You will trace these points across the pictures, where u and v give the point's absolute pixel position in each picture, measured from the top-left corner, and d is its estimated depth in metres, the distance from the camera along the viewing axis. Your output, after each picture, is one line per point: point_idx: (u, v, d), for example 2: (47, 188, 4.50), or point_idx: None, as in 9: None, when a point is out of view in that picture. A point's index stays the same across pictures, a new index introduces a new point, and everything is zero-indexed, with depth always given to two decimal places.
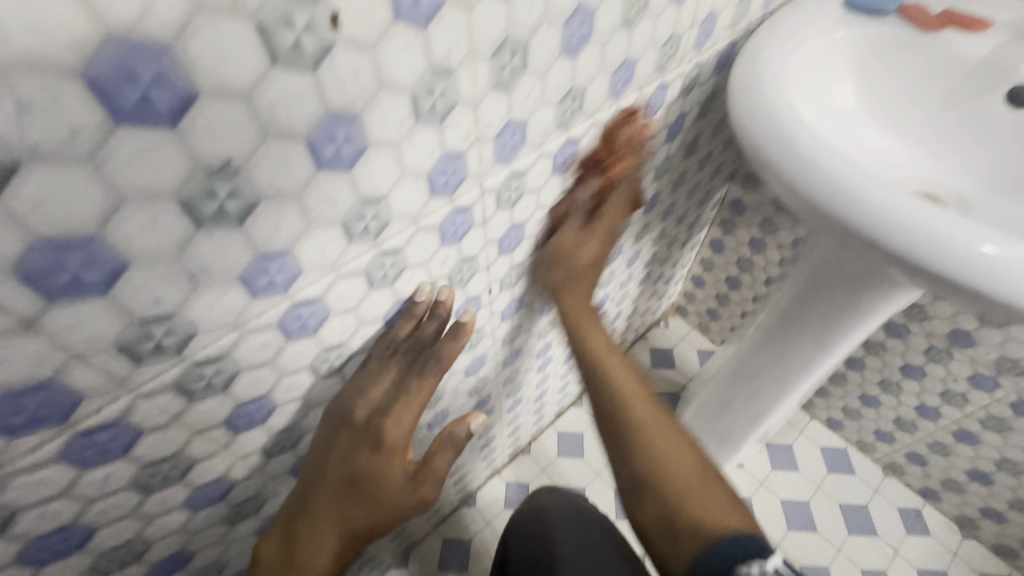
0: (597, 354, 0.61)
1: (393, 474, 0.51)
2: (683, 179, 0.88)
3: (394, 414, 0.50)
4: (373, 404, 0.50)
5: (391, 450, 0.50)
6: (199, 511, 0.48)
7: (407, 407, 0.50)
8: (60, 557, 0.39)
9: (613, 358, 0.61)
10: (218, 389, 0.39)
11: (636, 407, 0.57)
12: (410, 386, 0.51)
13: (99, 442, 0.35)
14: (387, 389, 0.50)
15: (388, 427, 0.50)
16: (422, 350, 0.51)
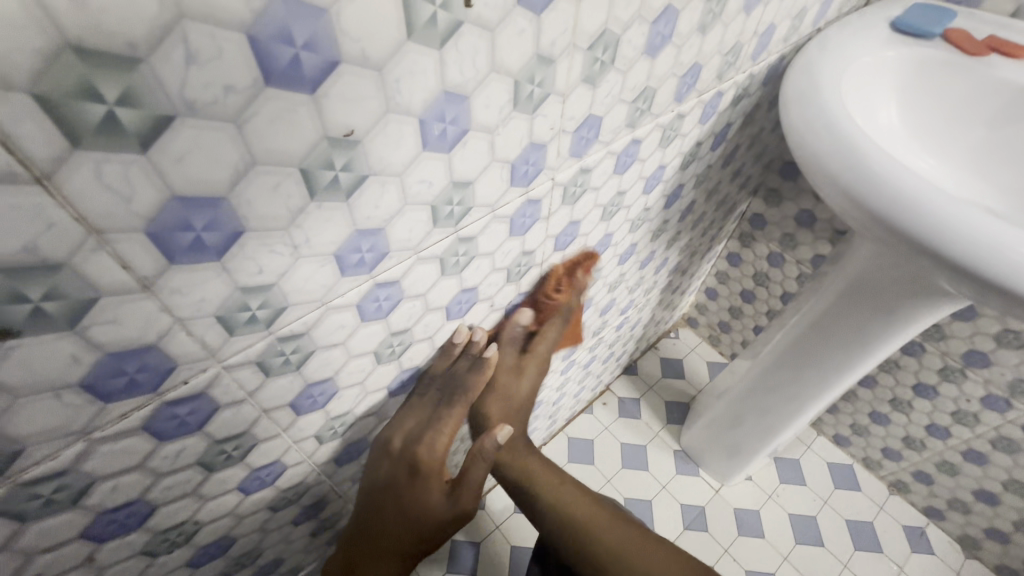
0: (550, 489, 0.64)
1: (433, 494, 0.57)
2: (717, 188, 0.90)
3: (428, 440, 0.54)
4: (410, 436, 0.54)
5: (426, 474, 0.55)
6: (250, 495, 0.47)
7: (440, 435, 0.54)
8: (122, 534, 0.38)
9: (557, 479, 0.65)
10: (293, 368, 0.39)
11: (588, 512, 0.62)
12: (443, 416, 0.54)
13: (180, 415, 0.34)
14: (425, 419, 0.54)
15: (423, 453, 0.54)
16: (453, 384, 0.55)
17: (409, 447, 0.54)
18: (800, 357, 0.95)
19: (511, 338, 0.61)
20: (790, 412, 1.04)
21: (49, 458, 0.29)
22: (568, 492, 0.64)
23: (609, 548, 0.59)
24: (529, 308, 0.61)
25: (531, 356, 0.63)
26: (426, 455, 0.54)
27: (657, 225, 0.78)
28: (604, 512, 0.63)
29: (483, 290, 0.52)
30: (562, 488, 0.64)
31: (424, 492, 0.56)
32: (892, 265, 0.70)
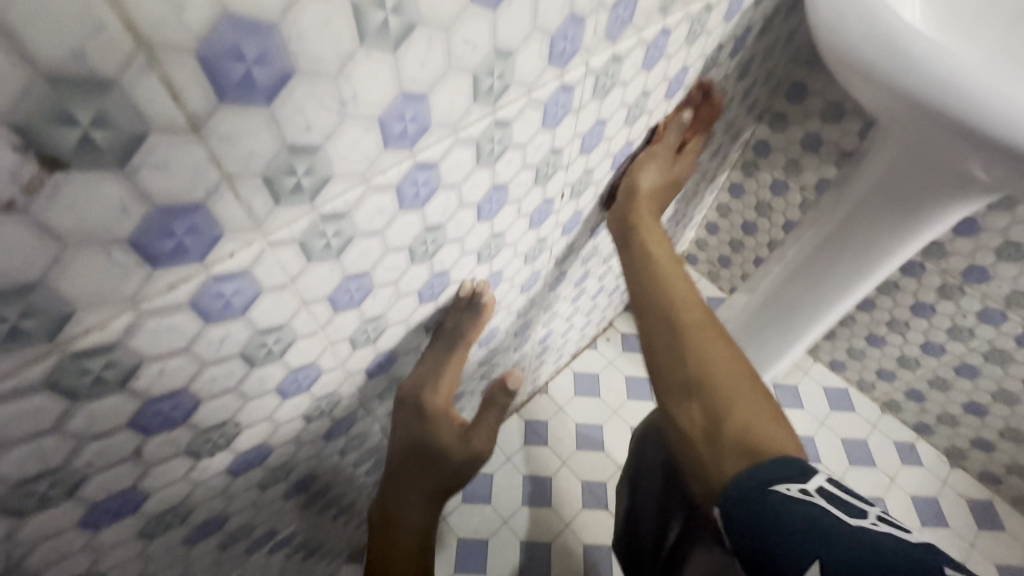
0: (678, 310, 0.55)
1: (446, 435, 0.60)
2: (728, 107, 0.88)
3: (431, 382, 0.59)
4: (417, 384, 0.59)
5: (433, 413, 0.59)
6: (287, 399, 0.46)
7: (442, 377, 0.58)
8: (167, 428, 0.37)
9: (695, 307, 0.55)
10: (334, 255, 0.37)
11: (707, 342, 0.52)
12: (443, 360, 0.59)
13: (226, 294, 0.32)
14: (428, 366, 0.59)
15: (429, 396, 0.59)
16: (453, 329, 0.58)
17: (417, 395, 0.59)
18: (806, 280, 0.96)
19: (664, 146, 0.68)
20: (790, 338, 1.07)
21: (99, 329, 0.28)
22: (697, 313, 0.54)
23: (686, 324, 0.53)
24: (676, 124, 0.68)
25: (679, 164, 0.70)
26: (432, 399, 0.59)
27: None
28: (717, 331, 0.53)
29: (513, 191, 0.50)
30: (701, 315, 0.54)
31: (439, 431, 0.60)
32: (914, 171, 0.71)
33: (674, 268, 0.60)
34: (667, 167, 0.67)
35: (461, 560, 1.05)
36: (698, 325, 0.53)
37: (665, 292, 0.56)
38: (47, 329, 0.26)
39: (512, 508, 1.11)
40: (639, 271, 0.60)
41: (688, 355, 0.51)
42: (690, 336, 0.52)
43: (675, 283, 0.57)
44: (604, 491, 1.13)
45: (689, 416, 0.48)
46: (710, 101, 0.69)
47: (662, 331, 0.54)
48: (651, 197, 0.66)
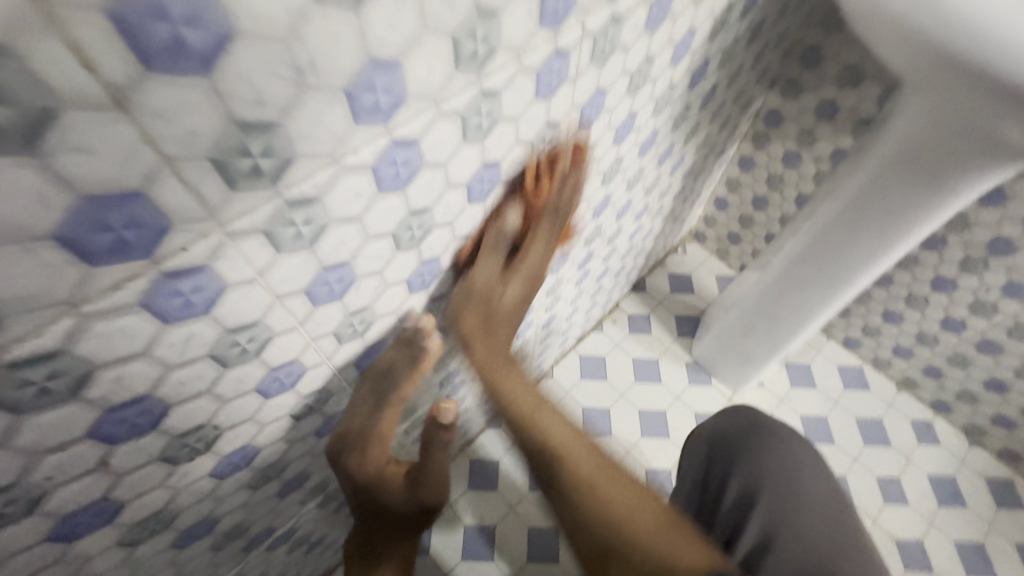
0: (565, 455, 0.50)
1: (397, 490, 0.56)
2: (738, 74, 0.82)
3: (358, 451, 0.52)
4: (348, 450, 0.53)
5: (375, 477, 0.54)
6: (270, 399, 0.44)
7: (368, 447, 0.52)
8: (136, 436, 0.34)
9: (571, 438, 0.52)
10: (307, 245, 0.34)
11: (616, 487, 0.49)
12: (375, 424, 0.52)
13: (184, 292, 0.29)
14: (355, 430, 0.52)
15: (365, 460, 0.53)
16: (386, 378, 0.50)
17: (351, 461, 0.53)
18: (824, 255, 0.91)
19: (498, 237, 0.50)
20: (806, 316, 1.02)
21: (35, 335, 0.25)
22: (576, 447, 0.51)
23: (581, 476, 0.49)
24: (514, 202, 0.50)
25: (522, 262, 0.52)
26: (370, 463, 0.53)
27: (679, 109, 0.71)
28: (612, 468, 0.51)
29: (506, 169, 0.46)
30: (578, 444, 0.51)
31: (387, 489, 0.56)
32: (944, 130, 0.65)
33: (535, 387, 0.54)
34: (528, 272, 0.52)
35: (468, 548, 1.04)
36: (585, 465, 0.50)
37: (550, 442, 0.51)
38: None
39: (519, 495, 1.10)
40: (518, 421, 0.52)
41: (586, 525, 0.48)
42: (570, 476, 0.49)
43: (550, 424, 0.52)
44: None
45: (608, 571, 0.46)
46: (564, 151, 0.51)
47: (548, 479, 0.51)
48: (504, 323, 0.53)
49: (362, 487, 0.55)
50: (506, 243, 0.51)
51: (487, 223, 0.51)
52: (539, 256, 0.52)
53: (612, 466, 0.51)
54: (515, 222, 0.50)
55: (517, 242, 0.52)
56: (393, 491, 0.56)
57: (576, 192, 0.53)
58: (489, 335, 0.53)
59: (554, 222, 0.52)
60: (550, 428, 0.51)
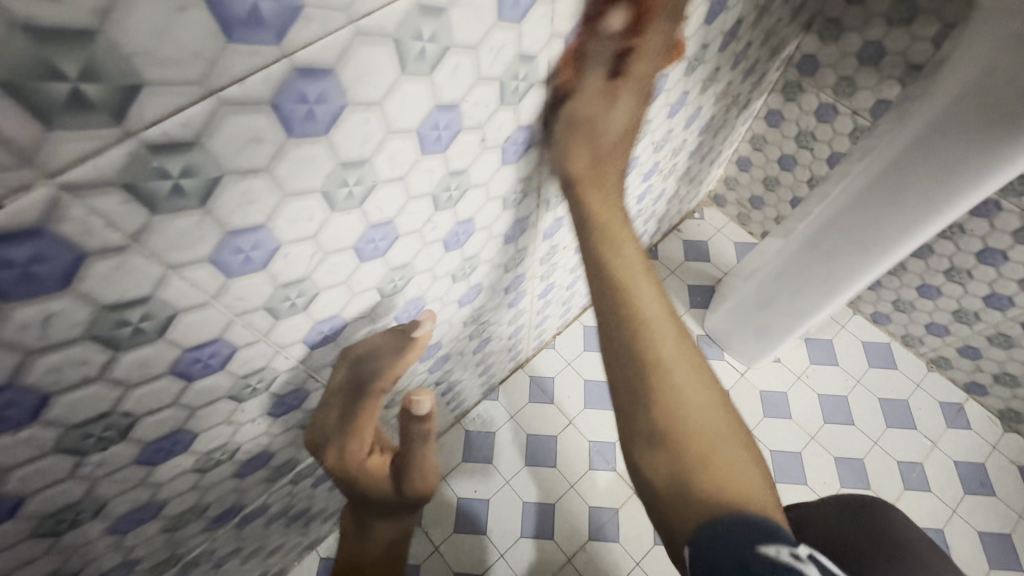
0: (658, 358, 0.43)
1: (378, 480, 0.57)
2: (767, 10, 0.71)
3: (337, 445, 0.54)
4: (327, 438, 0.55)
5: (355, 468, 0.56)
6: (195, 382, 0.38)
7: (346, 440, 0.54)
8: (11, 427, 0.30)
9: (667, 325, 0.44)
10: (196, 204, 0.27)
11: (700, 425, 0.42)
12: (354, 418, 0.54)
13: (20, 262, 0.24)
14: (335, 418, 0.54)
15: (345, 449, 0.55)
16: (362, 373, 0.52)
17: (331, 454, 0.55)
18: (858, 221, 0.81)
19: (595, 54, 0.43)
20: (833, 288, 0.92)
21: None
22: (673, 342, 0.44)
23: (661, 360, 0.43)
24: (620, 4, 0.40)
25: (631, 75, 0.43)
26: (351, 453, 0.55)
27: (694, 49, 0.61)
28: (710, 403, 0.43)
29: (470, 112, 0.38)
30: (677, 348, 0.44)
31: (369, 479, 0.57)
32: None
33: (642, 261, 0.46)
34: (598, 141, 0.45)
35: (460, 521, 1.02)
36: (671, 356, 0.43)
37: (636, 317, 0.43)
38: None
39: (515, 469, 1.06)
40: (607, 275, 0.45)
41: (655, 403, 0.42)
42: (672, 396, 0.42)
43: (645, 295, 0.44)
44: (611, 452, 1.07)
45: (654, 468, 0.42)
46: None
47: (629, 361, 0.43)
48: (608, 169, 0.46)
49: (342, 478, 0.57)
50: (609, 58, 0.43)
51: (576, 53, 0.43)
52: (643, 74, 0.44)
53: (701, 368, 0.44)
54: (619, 26, 0.41)
55: (621, 56, 0.43)
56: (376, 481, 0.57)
57: (678, 22, 0.44)
58: (596, 184, 0.47)
59: (656, 41, 0.43)
60: (645, 305, 0.44)
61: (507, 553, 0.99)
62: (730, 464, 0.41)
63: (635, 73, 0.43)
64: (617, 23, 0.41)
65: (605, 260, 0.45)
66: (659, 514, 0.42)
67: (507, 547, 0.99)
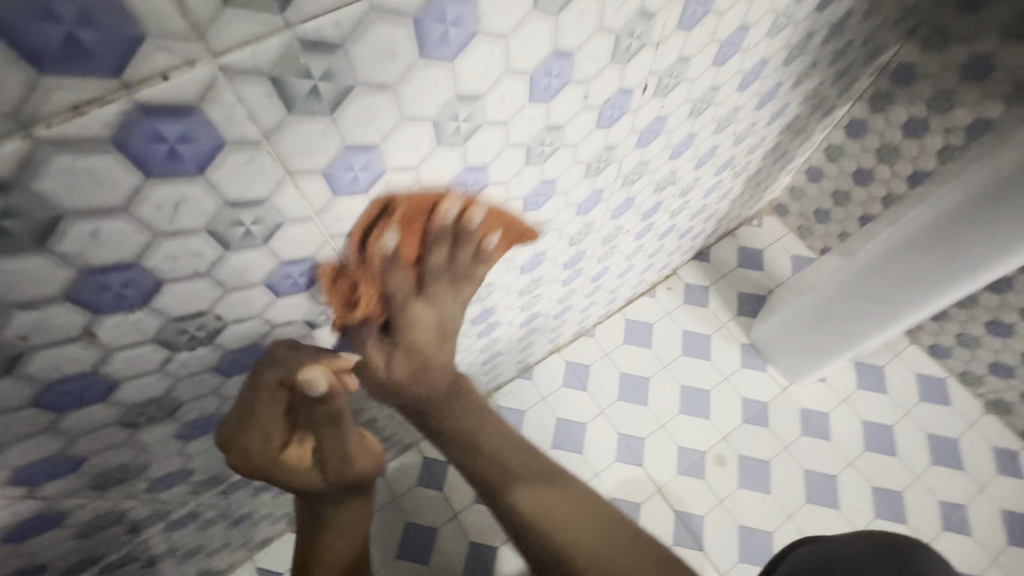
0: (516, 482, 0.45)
1: (307, 474, 0.44)
2: (878, 6, 0.67)
3: (241, 441, 0.43)
4: (230, 438, 0.43)
5: (272, 468, 0.43)
6: (282, 298, 0.39)
7: (249, 435, 0.42)
8: (124, 309, 0.31)
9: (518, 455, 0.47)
10: (326, 111, 0.28)
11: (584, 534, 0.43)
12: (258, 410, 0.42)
13: (170, 139, 0.24)
14: (237, 414, 0.43)
15: (251, 446, 0.42)
16: (270, 364, 0.42)
17: (235, 454, 0.43)
18: (926, 250, 0.78)
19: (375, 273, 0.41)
20: (894, 314, 0.89)
21: None
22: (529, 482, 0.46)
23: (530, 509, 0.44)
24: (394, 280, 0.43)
25: (424, 301, 0.45)
26: (259, 448, 0.42)
27: (799, 37, 0.59)
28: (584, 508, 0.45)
29: (581, 65, 0.38)
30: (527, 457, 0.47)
31: (293, 477, 0.43)
32: None
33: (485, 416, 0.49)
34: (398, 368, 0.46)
35: None
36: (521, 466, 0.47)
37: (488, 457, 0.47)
38: None
39: None
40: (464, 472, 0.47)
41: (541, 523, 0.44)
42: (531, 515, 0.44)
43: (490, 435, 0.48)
44: (640, 447, 1.06)
45: None
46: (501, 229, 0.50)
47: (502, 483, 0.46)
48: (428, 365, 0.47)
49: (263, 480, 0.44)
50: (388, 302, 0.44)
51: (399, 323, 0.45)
52: (439, 311, 0.46)
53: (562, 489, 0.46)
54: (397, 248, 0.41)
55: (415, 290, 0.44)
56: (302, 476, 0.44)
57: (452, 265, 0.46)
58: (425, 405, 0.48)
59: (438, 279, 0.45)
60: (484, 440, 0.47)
61: None
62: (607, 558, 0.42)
63: (403, 326, 0.45)
64: (391, 243, 0.40)
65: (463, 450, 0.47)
66: None
67: None
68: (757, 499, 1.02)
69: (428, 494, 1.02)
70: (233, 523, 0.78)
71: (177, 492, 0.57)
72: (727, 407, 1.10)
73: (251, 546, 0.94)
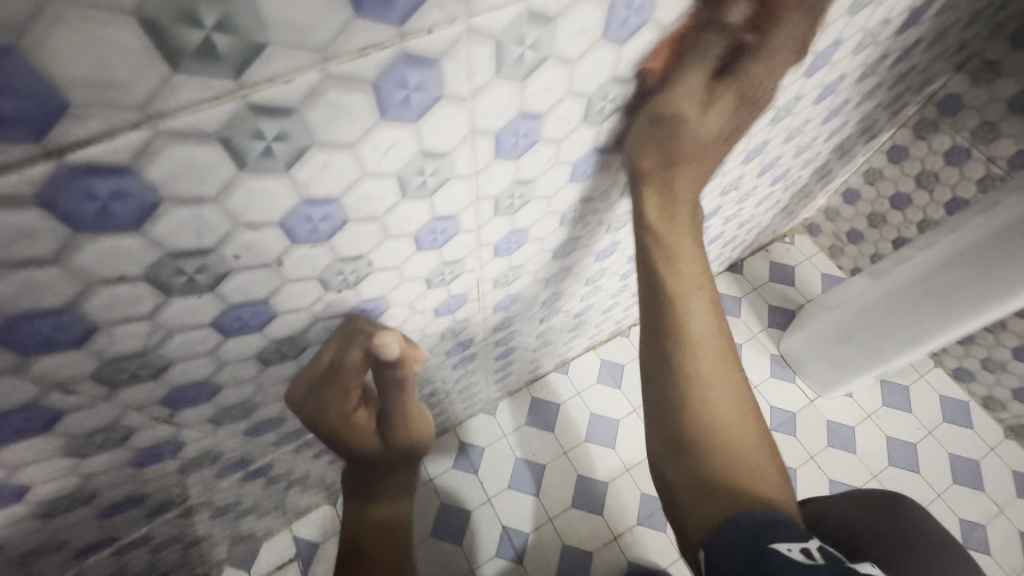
0: (690, 352, 0.43)
1: (366, 435, 0.54)
2: (943, 37, 0.71)
3: (320, 394, 0.52)
4: (309, 395, 0.52)
5: (342, 426, 0.52)
6: (419, 252, 0.43)
7: (328, 399, 0.52)
8: (311, 243, 0.34)
9: (708, 336, 0.44)
10: (520, 78, 0.32)
11: (728, 424, 0.43)
12: (337, 381, 0.51)
13: (411, 85, 0.28)
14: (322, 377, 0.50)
15: (333, 405, 0.52)
16: (343, 355, 0.49)
17: (310, 404, 0.53)
18: (957, 276, 0.83)
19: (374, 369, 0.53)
20: (916, 337, 0.93)
21: (286, 81, 0.24)
22: (708, 348, 0.44)
23: (695, 367, 0.43)
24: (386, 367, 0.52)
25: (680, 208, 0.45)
26: (340, 405, 0.52)
27: (875, 58, 0.63)
28: (734, 391, 0.44)
29: None
30: (720, 364, 0.44)
31: (357, 438, 0.53)
32: None
33: (700, 274, 0.45)
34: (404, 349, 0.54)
35: (514, 479, 1.05)
36: (705, 359, 0.43)
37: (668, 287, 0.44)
38: (235, 59, 0.22)
39: (577, 441, 1.09)
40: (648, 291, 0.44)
41: (686, 391, 0.43)
42: (708, 410, 0.42)
43: (692, 309, 0.43)
44: None
45: (678, 469, 0.43)
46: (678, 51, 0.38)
47: (669, 416, 0.44)
48: (713, 147, 0.45)
49: (331, 431, 0.54)
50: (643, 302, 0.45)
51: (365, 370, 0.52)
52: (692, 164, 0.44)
53: (732, 360, 0.44)
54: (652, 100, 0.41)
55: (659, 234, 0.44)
56: (362, 437, 0.54)
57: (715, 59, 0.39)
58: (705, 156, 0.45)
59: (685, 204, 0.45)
60: (684, 310, 0.43)
61: (556, 518, 1.02)
62: (746, 453, 0.42)
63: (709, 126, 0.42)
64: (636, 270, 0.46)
65: (665, 311, 0.44)
66: (683, 520, 0.43)
67: (556, 514, 1.02)
68: None
69: (464, 476, 1.04)
70: (286, 487, 0.81)
71: (264, 442, 0.60)
72: None
73: (290, 514, 0.96)
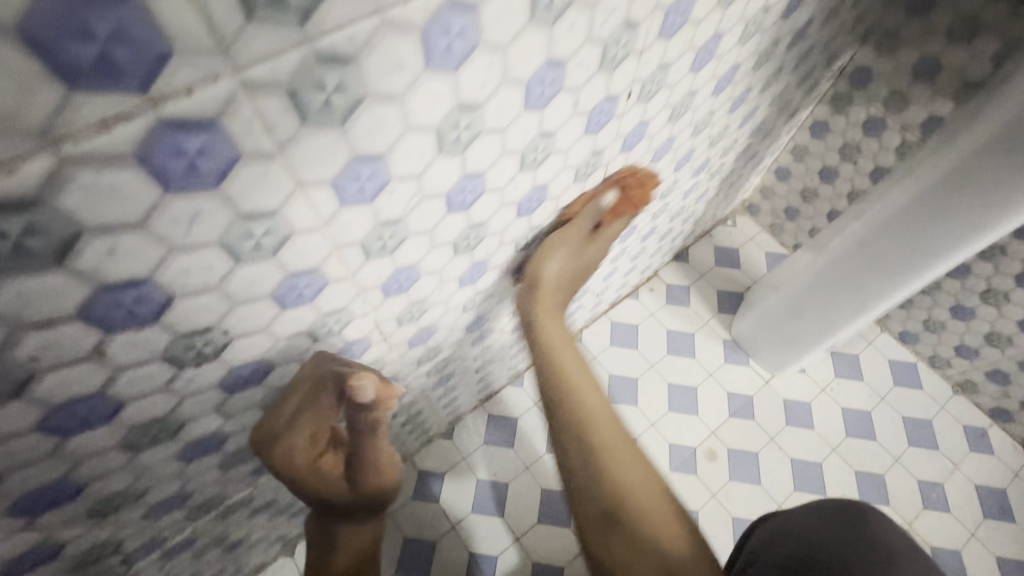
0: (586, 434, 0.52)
1: (334, 483, 0.48)
2: (836, 15, 0.71)
3: (285, 442, 0.46)
4: (272, 441, 0.46)
5: (307, 474, 0.46)
6: (287, 310, 0.39)
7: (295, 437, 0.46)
8: (134, 326, 0.31)
9: (609, 424, 0.53)
10: (337, 121, 0.29)
11: (644, 498, 0.49)
12: (304, 417, 0.46)
13: (190, 152, 0.24)
14: (281, 420, 0.46)
15: (293, 451, 0.46)
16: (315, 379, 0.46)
17: (271, 457, 0.46)
18: (879, 251, 0.85)
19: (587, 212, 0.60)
20: (858, 307, 0.94)
21: (4, 171, 0.20)
22: (611, 427, 0.53)
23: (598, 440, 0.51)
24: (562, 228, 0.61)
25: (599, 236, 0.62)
26: (301, 455, 0.46)
27: (765, 44, 0.62)
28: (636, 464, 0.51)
29: (572, 73, 0.40)
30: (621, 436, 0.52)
31: (326, 483, 0.47)
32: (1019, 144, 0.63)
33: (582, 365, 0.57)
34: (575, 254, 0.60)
35: (476, 502, 1.02)
36: (609, 440, 0.52)
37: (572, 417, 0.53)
38: None
39: (536, 455, 1.06)
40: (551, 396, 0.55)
41: (602, 481, 0.50)
42: (610, 482, 0.50)
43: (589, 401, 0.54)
44: None
45: (607, 536, 0.48)
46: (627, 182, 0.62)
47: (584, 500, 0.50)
48: (560, 288, 0.62)
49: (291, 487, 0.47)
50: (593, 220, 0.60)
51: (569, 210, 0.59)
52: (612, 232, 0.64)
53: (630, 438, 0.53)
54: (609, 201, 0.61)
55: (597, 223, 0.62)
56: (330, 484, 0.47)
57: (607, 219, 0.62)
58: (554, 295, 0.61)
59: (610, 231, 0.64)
60: (588, 405, 0.53)
61: (523, 536, 1.00)
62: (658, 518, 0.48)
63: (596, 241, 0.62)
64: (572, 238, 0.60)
65: (570, 402, 0.54)
66: None
67: (523, 533, 1.00)
68: (747, 490, 1.05)
69: (425, 506, 1.01)
70: (225, 551, 0.76)
71: (174, 518, 0.56)
72: (714, 402, 1.13)
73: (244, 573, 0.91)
